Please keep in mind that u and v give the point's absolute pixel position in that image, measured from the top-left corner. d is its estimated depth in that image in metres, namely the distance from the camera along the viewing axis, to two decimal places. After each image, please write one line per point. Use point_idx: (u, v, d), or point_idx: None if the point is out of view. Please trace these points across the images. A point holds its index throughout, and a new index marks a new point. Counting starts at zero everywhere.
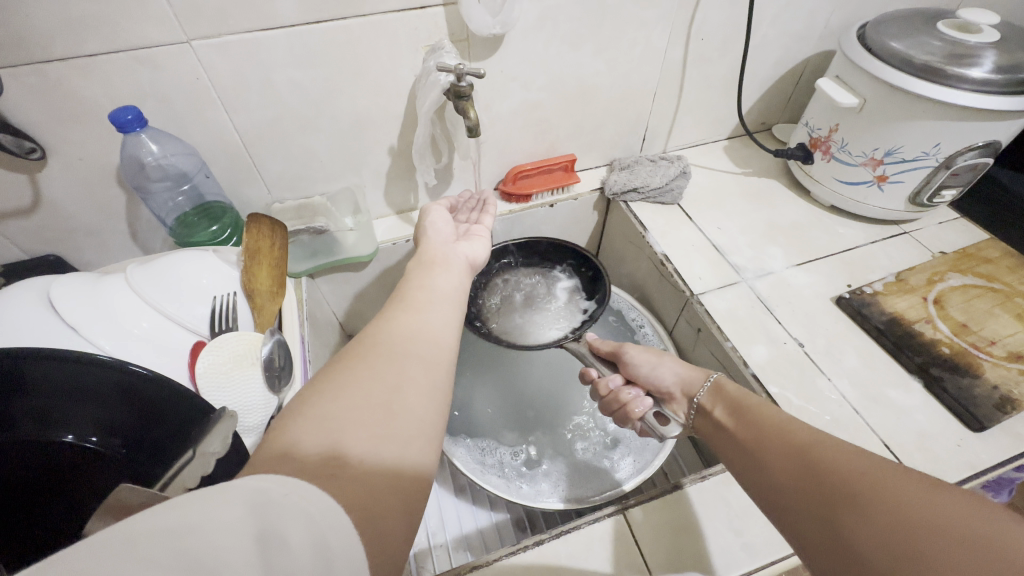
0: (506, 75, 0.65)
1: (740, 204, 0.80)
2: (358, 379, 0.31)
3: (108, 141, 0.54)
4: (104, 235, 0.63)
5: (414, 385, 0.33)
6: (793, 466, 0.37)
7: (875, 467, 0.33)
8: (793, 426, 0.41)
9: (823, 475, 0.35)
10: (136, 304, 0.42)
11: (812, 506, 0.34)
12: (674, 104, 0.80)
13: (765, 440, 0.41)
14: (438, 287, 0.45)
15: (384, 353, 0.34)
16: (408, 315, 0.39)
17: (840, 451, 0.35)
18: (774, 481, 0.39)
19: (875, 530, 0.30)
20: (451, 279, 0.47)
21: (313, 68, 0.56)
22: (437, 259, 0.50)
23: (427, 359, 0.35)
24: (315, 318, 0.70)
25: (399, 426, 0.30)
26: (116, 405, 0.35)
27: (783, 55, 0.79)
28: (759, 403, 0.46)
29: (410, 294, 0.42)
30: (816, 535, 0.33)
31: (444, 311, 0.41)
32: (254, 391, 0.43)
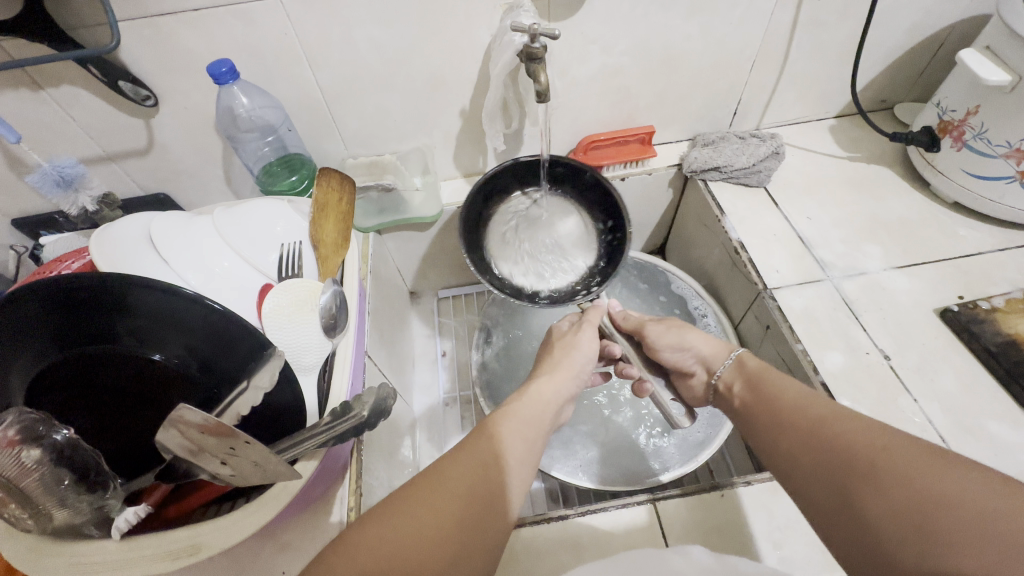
0: (587, 37, 0.62)
1: (838, 193, 0.71)
2: (482, 438, 0.40)
3: (208, 92, 0.59)
4: (205, 179, 0.70)
5: (522, 442, 0.41)
6: (808, 448, 0.36)
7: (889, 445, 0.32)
8: (807, 401, 0.40)
9: (834, 454, 0.34)
10: (218, 245, 0.46)
11: (824, 484, 0.34)
12: (776, 75, 0.72)
13: (777, 418, 0.40)
14: (542, 404, 0.46)
15: (497, 424, 0.42)
16: (494, 440, 0.40)
17: (850, 423, 0.35)
18: (779, 451, 0.39)
19: (886, 509, 0.30)
20: (554, 396, 0.48)
21: (391, 26, 0.56)
22: (554, 379, 0.50)
23: (536, 421, 0.44)
24: (380, 272, 0.73)
25: (503, 472, 0.38)
26: (195, 333, 0.39)
27: (921, 20, 0.67)
28: (770, 382, 0.44)
29: (509, 414, 0.43)
30: (823, 502, 0.34)
31: (534, 442, 0.43)
32: (311, 336, 0.45)
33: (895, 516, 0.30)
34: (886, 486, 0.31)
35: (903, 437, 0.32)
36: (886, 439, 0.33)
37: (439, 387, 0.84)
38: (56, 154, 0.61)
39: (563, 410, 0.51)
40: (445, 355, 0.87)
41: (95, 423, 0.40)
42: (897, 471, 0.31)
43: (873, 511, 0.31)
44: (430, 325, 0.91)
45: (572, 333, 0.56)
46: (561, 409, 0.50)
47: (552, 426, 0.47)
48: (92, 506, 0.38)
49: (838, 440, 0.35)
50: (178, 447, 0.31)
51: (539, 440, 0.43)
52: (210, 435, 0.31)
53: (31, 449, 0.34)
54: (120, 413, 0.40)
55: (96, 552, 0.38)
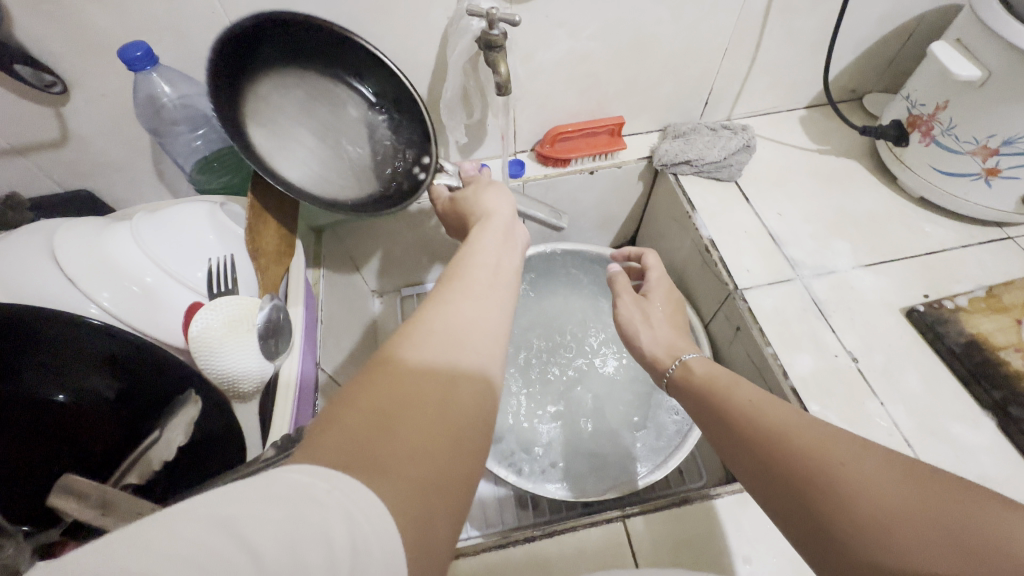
0: (552, 20, 0.57)
1: (808, 187, 0.70)
2: (454, 292, 0.33)
3: (126, 77, 0.52)
4: (132, 173, 0.63)
5: (495, 293, 0.34)
6: (768, 469, 0.33)
7: (844, 446, 0.30)
8: (759, 407, 0.36)
9: (795, 470, 0.31)
10: (134, 258, 0.40)
11: (784, 493, 0.32)
12: (748, 63, 0.69)
13: (728, 421, 0.37)
14: (500, 254, 0.39)
15: (463, 277, 0.35)
16: (456, 283, 0.34)
17: (806, 433, 0.32)
18: (740, 467, 0.35)
19: (847, 511, 0.28)
20: (502, 243, 0.41)
21: (335, 6, 0.50)
22: (489, 223, 0.43)
23: (498, 270, 0.37)
24: (335, 275, 0.69)
25: (487, 326, 0.31)
26: (113, 366, 0.37)
27: (892, 9, 0.65)
28: (716, 381, 0.41)
29: (468, 264, 0.36)
30: (794, 522, 0.31)
31: (502, 270, 0.37)
32: (249, 360, 0.41)
33: (863, 529, 0.27)
34: (847, 493, 0.28)
35: (861, 447, 0.30)
36: (846, 439, 0.31)
37: None
38: None
39: (516, 235, 0.44)
40: None
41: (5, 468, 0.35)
42: (865, 490, 0.28)
43: (837, 515, 0.28)
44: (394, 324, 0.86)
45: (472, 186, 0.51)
46: (514, 231, 0.44)
47: (511, 265, 0.39)
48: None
49: (795, 447, 0.32)
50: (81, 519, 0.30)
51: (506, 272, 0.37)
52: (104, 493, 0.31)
53: None
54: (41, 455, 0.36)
55: None
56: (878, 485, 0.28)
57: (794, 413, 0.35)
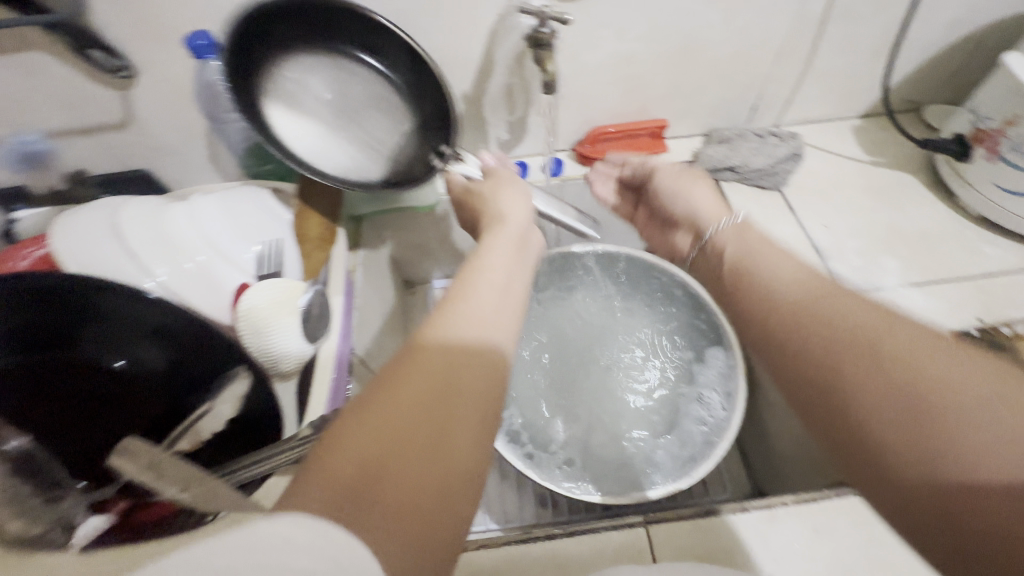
0: (601, 20, 0.57)
1: (858, 201, 0.67)
2: (457, 296, 0.32)
3: (187, 64, 0.54)
4: (186, 157, 0.66)
5: (502, 293, 0.33)
6: (826, 352, 0.33)
7: (900, 337, 0.32)
8: (829, 303, 0.36)
9: (865, 354, 0.32)
10: (190, 238, 0.42)
11: (838, 405, 0.32)
12: (802, 69, 0.67)
13: (775, 336, 0.37)
14: (509, 255, 0.38)
15: (467, 280, 0.34)
16: (464, 290, 0.33)
17: (877, 326, 0.33)
18: (784, 356, 0.36)
19: (905, 410, 0.29)
20: (516, 246, 0.40)
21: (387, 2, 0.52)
22: (504, 229, 0.42)
23: (506, 272, 0.36)
24: (371, 264, 0.70)
25: (495, 327, 0.30)
26: (160, 338, 0.38)
27: (959, 16, 0.62)
28: (761, 289, 0.41)
29: (477, 267, 0.36)
30: (833, 408, 0.32)
31: (512, 279, 0.35)
32: (289, 340, 0.42)
33: (917, 404, 0.29)
34: (913, 390, 0.29)
35: (928, 336, 0.32)
36: (904, 335, 0.32)
37: None
38: (23, 124, 0.56)
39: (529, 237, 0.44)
40: None
41: (60, 432, 0.37)
42: (941, 378, 0.29)
43: (900, 416, 0.29)
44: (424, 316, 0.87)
45: (491, 179, 0.50)
46: (530, 239, 0.43)
47: (521, 269, 0.38)
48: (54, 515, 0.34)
49: (863, 340, 0.33)
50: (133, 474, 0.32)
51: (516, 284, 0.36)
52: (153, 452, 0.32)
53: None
54: (91, 424, 0.37)
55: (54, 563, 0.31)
56: (943, 371, 0.29)
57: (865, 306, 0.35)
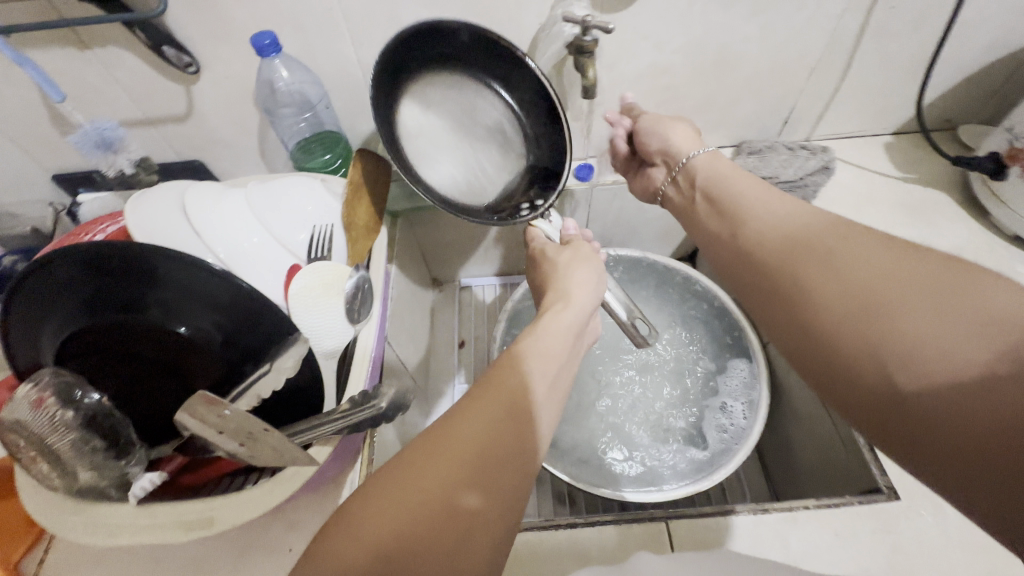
0: (640, 31, 0.59)
1: (888, 216, 0.68)
2: (499, 382, 0.36)
3: (250, 63, 0.58)
4: (239, 150, 0.70)
5: (537, 383, 0.37)
6: (809, 299, 0.35)
7: (850, 256, 0.35)
8: (808, 244, 0.38)
9: (849, 294, 0.33)
10: (249, 222, 0.45)
11: (793, 324, 0.36)
12: (835, 84, 0.68)
13: (752, 262, 0.41)
14: (563, 340, 0.42)
15: (509, 365, 0.38)
16: (508, 384, 0.36)
17: (853, 260, 0.34)
18: (778, 304, 0.38)
19: (848, 326, 0.32)
20: (574, 324, 0.44)
21: (438, 10, 0.55)
22: (568, 312, 0.44)
23: (551, 358, 0.39)
24: (404, 258, 0.73)
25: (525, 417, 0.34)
26: (223, 309, 0.40)
27: (997, 38, 0.63)
28: (738, 219, 0.44)
29: (527, 353, 0.39)
30: (817, 348, 0.34)
31: (557, 379, 0.39)
32: (334, 320, 0.45)
33: (890, 329, 0.30)
34: (850, 304, 0.33)
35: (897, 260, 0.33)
36: (850, 253, 0.35)
37: (455, 379, 0.82)
38: (97, 114, 0.61)
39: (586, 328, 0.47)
40: (463, 344, 0.86)
41: (138, 379, 0.41)
42: (910, 301, 0.30)
43: (842, 329, 0.32)
44: (450, 314, 0.89)
45: (569, 249, 0.52)
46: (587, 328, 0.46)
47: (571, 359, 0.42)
48: (118, 472, 0.39)
49: (845, 280, 0.34)
50: (197, 427, 0.33)
51: (558, 375, 0.39)
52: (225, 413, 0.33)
53: (66, 410, 0.36)
54: (162, 377, 0.41)
55: (115, 514, 0.38)
56: (914, 294, 0.30)
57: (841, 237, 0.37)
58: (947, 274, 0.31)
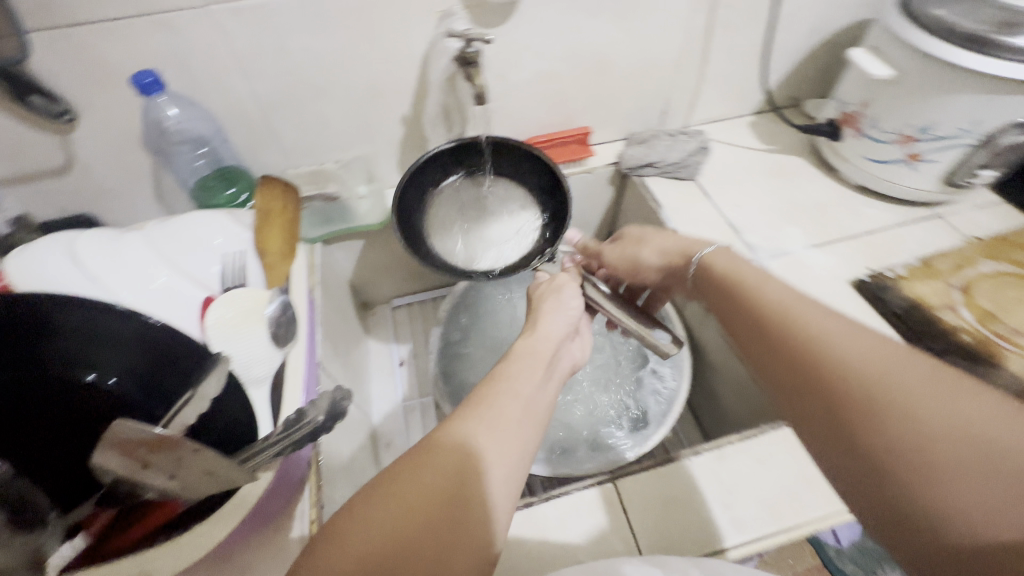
0: (521, 42, 0.65)
1: (760, 183, 0.77)
2: (481, 410, 0.38)
3: (133, 105, 0.56)
4: (132, 198, 0.66)
5: (514, 404, 0.38)
6: (836, 420, 0.32)
7: (898, 376, 0.31)
8: (842, 350, 0.33)
9: (874, 419, 0.31)
10: (153, 262, 0.44)
11: (835, 441, 0.32)
12: (698, 75, 0.77)
13: (779, 356, 0.37)
14: (538, 360, 0.44)
15: (487, 389, 0.40)
16: (485, 410, 0.38)
17: (898, 383, 0.31)
18: (799, 408, 0.35)
19: (891, 471, 0.30)
20: (546, 345, 0.46)
21: (324, 37, 0.57)
22: (536, 341, 0.46)
23: (530, 388, 0.41)
24: (328, 284, 0.72)
25: (502, 423, 0.37)
26: (133, 351, 0.39)
27: (814, 25, 0.75)
28: (766, 309, 0.39)
29: (506, 376, 0.41)
30: (852, 476, 0.32)
31: (532, 402, 0.40)
32: (259, 346, 0.44)
33: (934, 477, 0.28)
34: (906, 442, 0.29)
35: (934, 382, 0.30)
36: (902, 375, 0.31)
37: (399, 398, 0.82)
38: None
39: (563, 357, 0.48)
40: (403, 363, 0.85)
41: (58, 441, 0.39)
42: (955, 437, 0.28)
43: (883, 464, 0.30)
44: (386, 334, 0.89)
45: (545, 281, 0.55)
46: (558, 355, 0.47)
47: (550, 380, 0.44)
48: (26, 544, 0.34)
49: (877, 402, 0.31)
50: (120, 466, 0.31)
51: (537, 401, 0.41)
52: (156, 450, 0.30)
53: None
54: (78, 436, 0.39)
55: None
56: (960, 437, 0.28)
57: (880, 347, 0.33)
58: (1012, 421, 0.28)
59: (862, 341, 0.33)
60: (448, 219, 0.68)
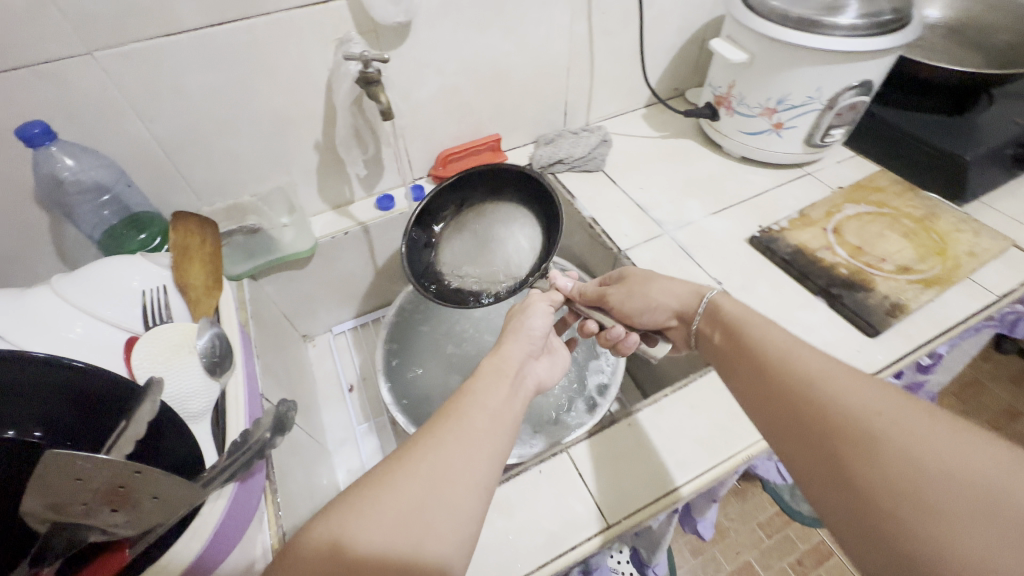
0: (420, 61, 0.69)
1: (659, 165, 0.85)
2: (450, 429, 0.40)
3: (22, 160, 0.54)
4: (31, 259, 0.63)
5: (480, 424, 0.41)
6: (832, 457, 0.34)
7: (904, 425, 0.32)
8: (839, 392, 0.36)
9: (865, 457, 0.33)
10: (65, 312, 0.43)
11: (842, 490, 0.33)
12: (589, 77, 0.85)
13: (787, 403, 0.38)
14: (503, 375, 0.47)
15: (456, 408, 0.42)
16: (454, 421, 0.40)
17: (892, 425, 0.33)
18: (799, 447, 0.37)
19: (887, 511, 0.31)
20: (511, 360, 0.49)
21: (224, 73, 0.58)
22: (499, 355, 0.49)
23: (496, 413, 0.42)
24: (261, 318, 0.71)
25: (472, 438, 0.39)
26: (52, 400, 0.38)
27: (680, 24, 0.85)
28: (773, 357, 0.41)
29: (471, 391, 0.44)
30: (848, 515, 0.33)
31: (499, 412, 0.42)
32: (195, 379, 0.43)
33: (926, 514, 0.29)
34: (902, 490, 0.30)
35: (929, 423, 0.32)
36: (909, 425, 0.32)
37: (354, 422, 0.81)
38: None
39: (528, 375, 0.51)
40: (351, 388, 0.84)
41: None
42: (942, 474, 0.30)
43: (877, 501, 0.31)
44: (331, 363, 0.88)
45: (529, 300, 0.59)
46: (522, 372, 0.49)
47: (518, 394, 0.46)
48: None
49: (870, 439, 0.33)
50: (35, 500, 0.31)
51: (504, 407, 0.43)
52: (82, 479, 0.30)
53: None
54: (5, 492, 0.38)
55: None
56: (951, 479, 0.30)
57: (877, 391, 0.35)
58: (1003, 465, 0.29)
59: (862, 384, 0.36)
60: (455, 244, 0.74)
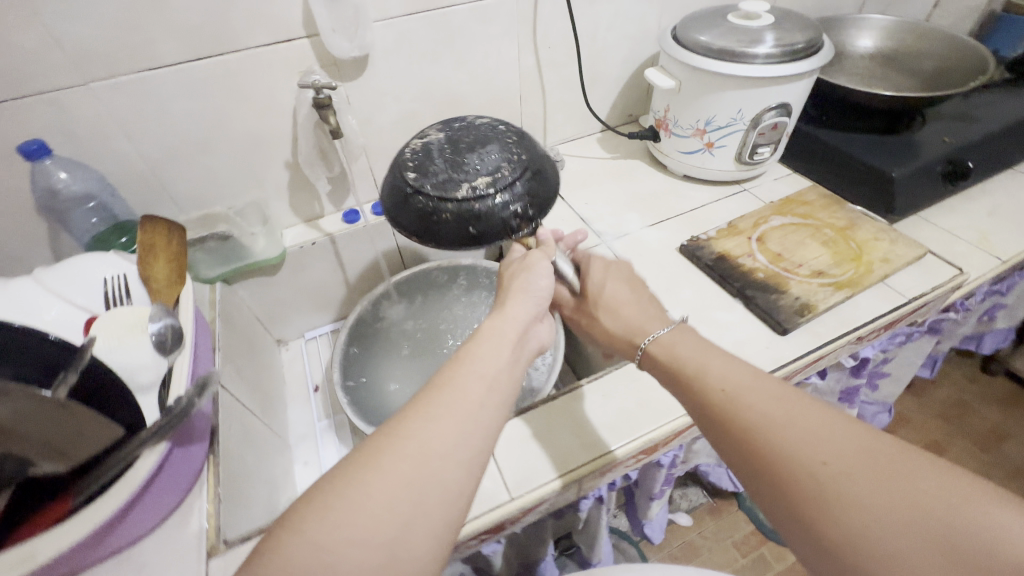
0: (379, 90, 0.78)
1: (607, 183, 0.92)
2: (444, 402, 0.43)
3: (24, 174, 0.63)
4: (30, 262, 0.71)
5: (475, 404, 0.43)
6: (805, 508, 0.38)
7: (851, 472, 0.37)
8: (797, 443, 0.40)
9: (831, 504, 0.37)
10: (41, 295, 0.52)
11: (807, 535, 0.38)
12: (542, 104, 0.93)
13: (749, 452, 0.42)
14: (500, 343, 0.49)
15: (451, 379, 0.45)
16: (448, 392, 0.44)
17: (844, 470, 0.37)
18: (773, 499, 0.40)
19: (858, 550, 0.35)
20: (506, 325, 0.51)
21: (201, 100, 0.67)
22: (502, 320, 0.52)
23: (488, 380, 0.46)
24: (231, 317, 0.78)
25: (467, 412, 0.43)
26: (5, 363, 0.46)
27: (625, 56, 0.94)
28: (728, 399, 0.45)
29: (462, 358, 0.47)
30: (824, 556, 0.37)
31: (494, 380, 0.46)
32: (143, 355, 0.50)
33: (891, 550, 0.34)
34: (867, 532, 0.35)
35: (871, 463, 0.37)
36: (856, 469, 0.37)
37: (315, 419, 0.86)
38: None
39: (529, 337, 0.54)
40: (317, 389, 0.90)
41: None
42: (893, 509, 0.35)
43: (847, 544, 0.36)
44: (300, 365, 0.94)
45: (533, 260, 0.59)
46: (525, 334, 0.53)
47: (515, 359, 0.50)
48: None
49: (830, 486, 0.37)
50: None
51: (498, 374, 0.46)
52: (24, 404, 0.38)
53: None
54: None
55: None
56: (902, 512, 0.35)
57: (826, 435, 0.40)
58: (940, 486, 0.35)
59: (812, 430, 0.40)
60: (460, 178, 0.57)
